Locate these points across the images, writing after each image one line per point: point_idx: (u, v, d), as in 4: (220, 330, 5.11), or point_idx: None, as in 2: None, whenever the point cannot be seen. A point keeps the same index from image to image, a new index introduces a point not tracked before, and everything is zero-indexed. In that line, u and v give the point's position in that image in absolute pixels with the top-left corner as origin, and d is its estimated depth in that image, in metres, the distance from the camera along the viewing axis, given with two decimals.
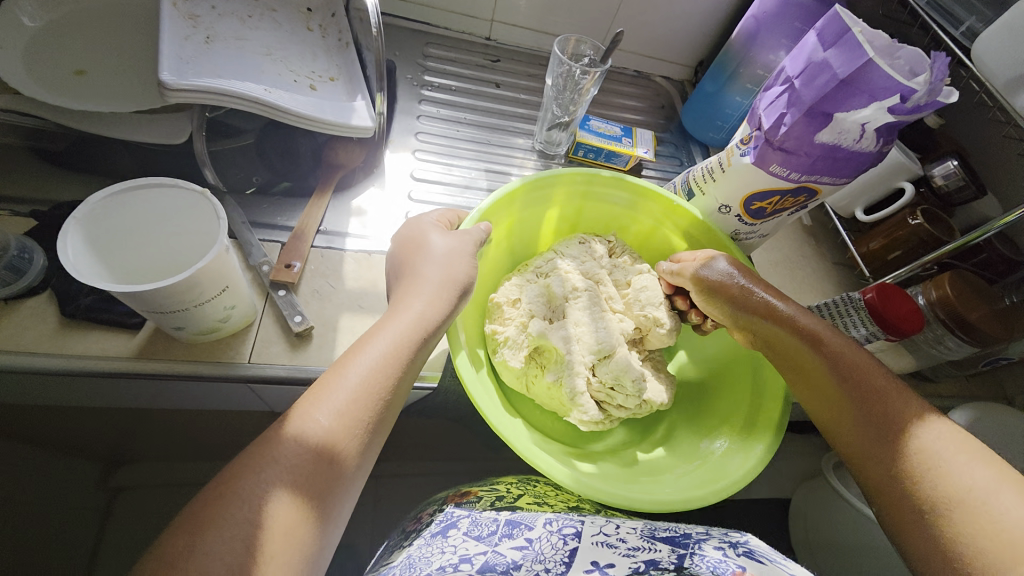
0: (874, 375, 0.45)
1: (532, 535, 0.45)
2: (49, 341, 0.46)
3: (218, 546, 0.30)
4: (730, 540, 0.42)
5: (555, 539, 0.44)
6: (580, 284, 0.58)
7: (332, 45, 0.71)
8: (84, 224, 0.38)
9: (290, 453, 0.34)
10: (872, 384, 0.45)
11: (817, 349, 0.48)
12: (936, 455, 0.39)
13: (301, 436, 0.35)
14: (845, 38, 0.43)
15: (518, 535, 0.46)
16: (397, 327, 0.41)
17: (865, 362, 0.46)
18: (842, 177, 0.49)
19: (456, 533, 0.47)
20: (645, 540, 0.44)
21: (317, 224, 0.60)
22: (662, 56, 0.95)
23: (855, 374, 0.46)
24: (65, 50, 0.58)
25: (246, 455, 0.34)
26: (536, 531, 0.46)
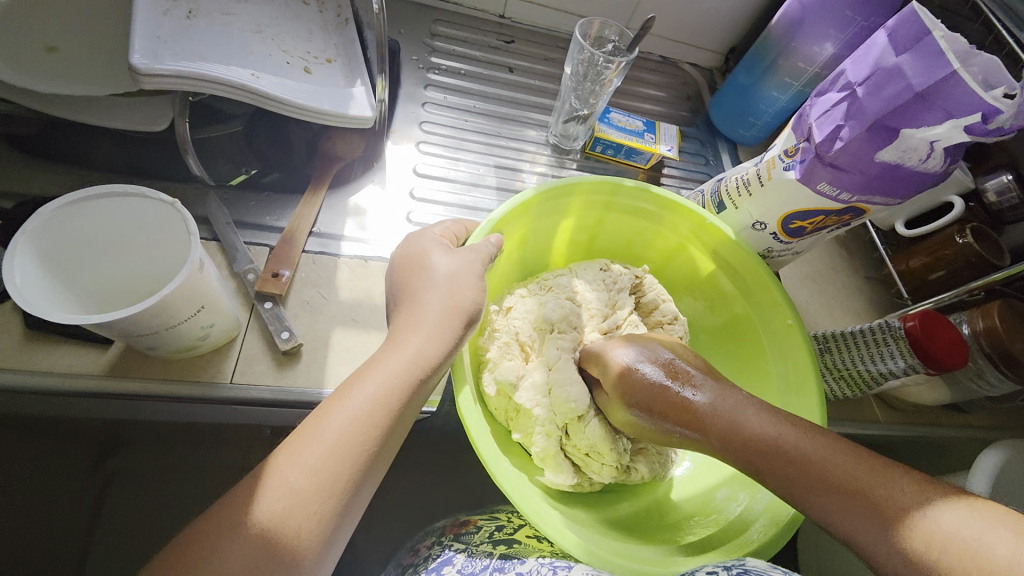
0: (835, 465, 0.36)
1: (522, 570, 0.43)
2: (13, 355, 0.42)
3: None
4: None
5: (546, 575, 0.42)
6: (568, 314, 0.52)
7: (330, 22, 0.64)
8: (37, 241, 0.33)
9: (260, 517, 0.30)
10: (837, 479, 0.35)
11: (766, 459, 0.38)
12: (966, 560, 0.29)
13: (272, 499, 0.31)
14: (923, 43, 0.37)
15: (509, 570, 0.43)
16: (391, 367, 0.37)
17: (816, 452, 0.37)
18: (898, 199, 0.44)
19: (450, 571, 0.44)
20: None
21: (310, 225, 0.55)
22: (691, 41, 0.87)
23: (815, 474, 0.36)
24: (32, 22, 0.52)
25: (208, 518, 0.30)
26: (528, 566, 0.43)
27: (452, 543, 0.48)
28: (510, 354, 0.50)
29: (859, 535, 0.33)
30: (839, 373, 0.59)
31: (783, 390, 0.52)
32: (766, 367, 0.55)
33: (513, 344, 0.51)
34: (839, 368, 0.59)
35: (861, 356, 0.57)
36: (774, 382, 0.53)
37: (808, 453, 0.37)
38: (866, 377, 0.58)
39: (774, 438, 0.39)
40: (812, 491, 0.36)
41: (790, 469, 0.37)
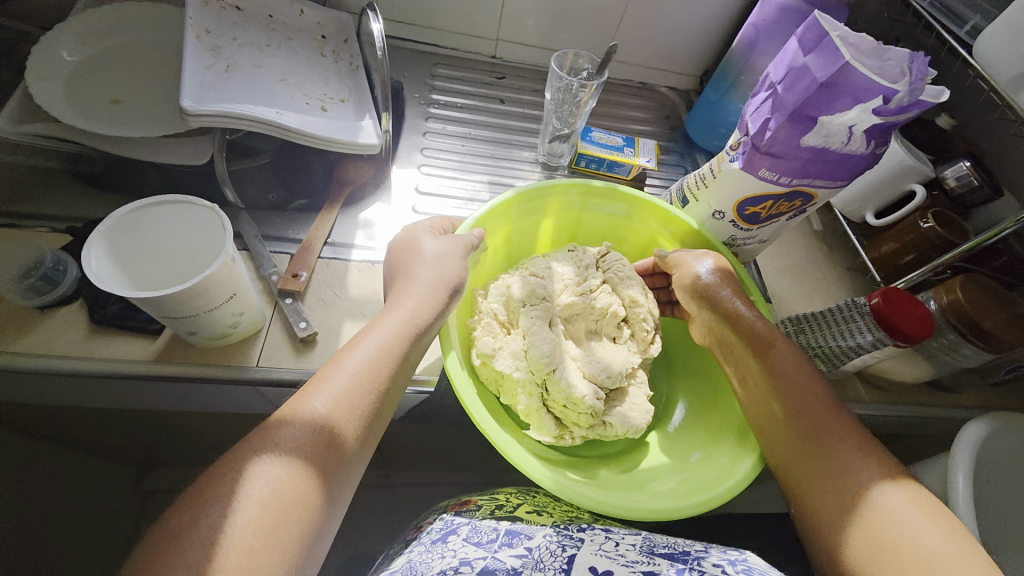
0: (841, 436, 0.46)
1: (531, 544, 0.46)
2: (80, 345, 0.51)
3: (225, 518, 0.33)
4: (729, 558, 0.42)
5: (555, 548, 0.44)
6: (534, 288, 0.57)
7: (344, 69, 0.75)
8: (108, 239, 0.42)
9: (290, 433, 0.38)
10: (836, 448, 0.46)
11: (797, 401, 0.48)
12: (892, 533, 0.41)
13: (299, 419, 0.38)
14: (823, 43, 0.43)
15: (518, 543, 0.45)
16: (391, 323, 0.44)
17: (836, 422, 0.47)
18: (837, 180, 0.49)
19: (455, 539, 0.47)
20: (644, 554, 0.43)
21: (325, 236, 0.64)
22: (667, 67, 0.96)
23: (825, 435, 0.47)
24: (103, 83, 0.64)
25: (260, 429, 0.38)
26: (535, 540, 0.46)
27: (456, 516, 0.52)
28: (497, 323, 0.57)
29: (817, 476, 0.46)
30: (813, 352, 0.63)
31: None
32: None
33: (493, 322, 0.57)
34: (813, 346, 0.62)
35: (830, 333, 0.61)
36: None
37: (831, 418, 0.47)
38: (837, 353, 0.61)
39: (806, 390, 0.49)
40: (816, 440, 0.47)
41: (807, 414, 0.48)
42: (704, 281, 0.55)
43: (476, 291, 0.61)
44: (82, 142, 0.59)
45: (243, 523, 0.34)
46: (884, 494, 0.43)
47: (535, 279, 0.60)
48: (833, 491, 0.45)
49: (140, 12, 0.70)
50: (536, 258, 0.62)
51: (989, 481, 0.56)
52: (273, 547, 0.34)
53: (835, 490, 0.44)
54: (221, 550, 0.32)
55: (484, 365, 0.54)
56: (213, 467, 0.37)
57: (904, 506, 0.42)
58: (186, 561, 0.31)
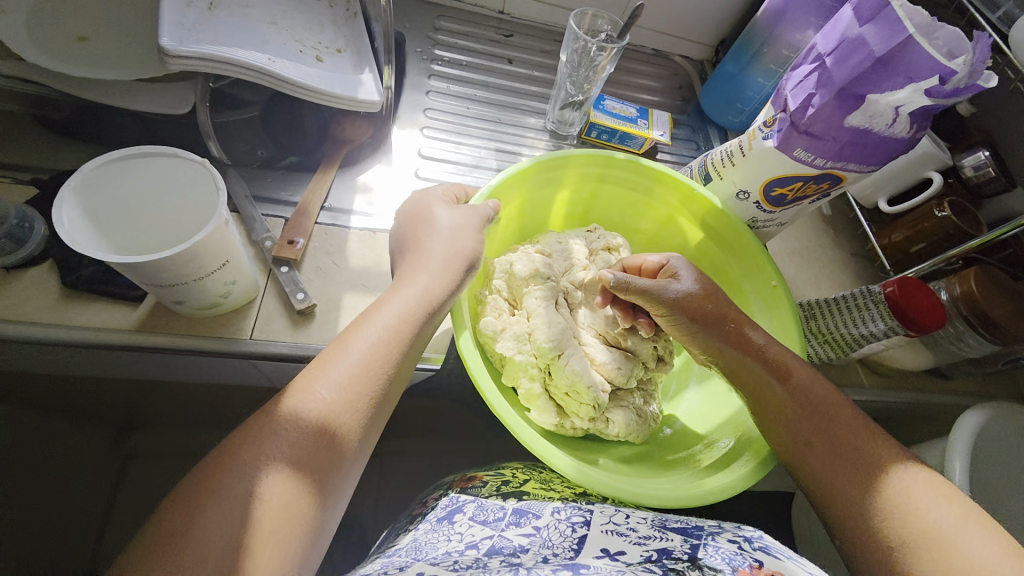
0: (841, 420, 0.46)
1: (539, 524, 0.44)
2: (51, 312, 0.46)
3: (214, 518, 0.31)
4: (744, 535, 0.41)
5: (564, 526, 0.43)
6: (538, 267, 0.55)
7: (340, 15, 0.68)
8: (81, 193, 0.38)
9: (291, 427, 0.35)
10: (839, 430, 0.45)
11: (780, 375, 0.48)
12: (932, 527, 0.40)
13: (300, 411, 0.36)
14: (883, 13, 0.40)
15: (526, 523, 0.45)
16: (402, 301, 0.41)
17: (832, 397, 0.47)
18: (870, 165, 0.47)
19: (462, 518, 0.47)
20: (655, 529, 0.43)
21: (322, 200, 0.59)
22: (684, 34, 0.91)
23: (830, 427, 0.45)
24: (66, 15, 0.57)
25: (252, 421, 0.35)
26: (544, 520, 0.45)
27: (462, 491, 0.51)
28: (508, 299, 0.56)
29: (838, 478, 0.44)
30: (824, 337, 0.62)
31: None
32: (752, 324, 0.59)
33: (501, 300, 0.55)
34: (824, 332, 0.61)
35: (842, 320, 0.60)
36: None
37: (826, 398, 0.47)
38: (848, 340, 0.60)
39: (793, 368, 0.48)
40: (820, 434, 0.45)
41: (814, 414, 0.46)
42: (677, 295, 0.50)
43: (490, 263, 0.58)
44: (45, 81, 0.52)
45: (244, 523, 0.31)
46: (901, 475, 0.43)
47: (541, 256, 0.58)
48: (852, 484, 0.43)
49: None
50: (549, 234, 0.61)
51: (990, 468, 0.57)
52: (274, 545, 0.32)
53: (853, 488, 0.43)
54: (224, 551, 0.30)
55: (486, 346, 0.54)
56: (212, 456, 0.34)
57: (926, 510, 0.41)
58: (186, 562, 0.29)
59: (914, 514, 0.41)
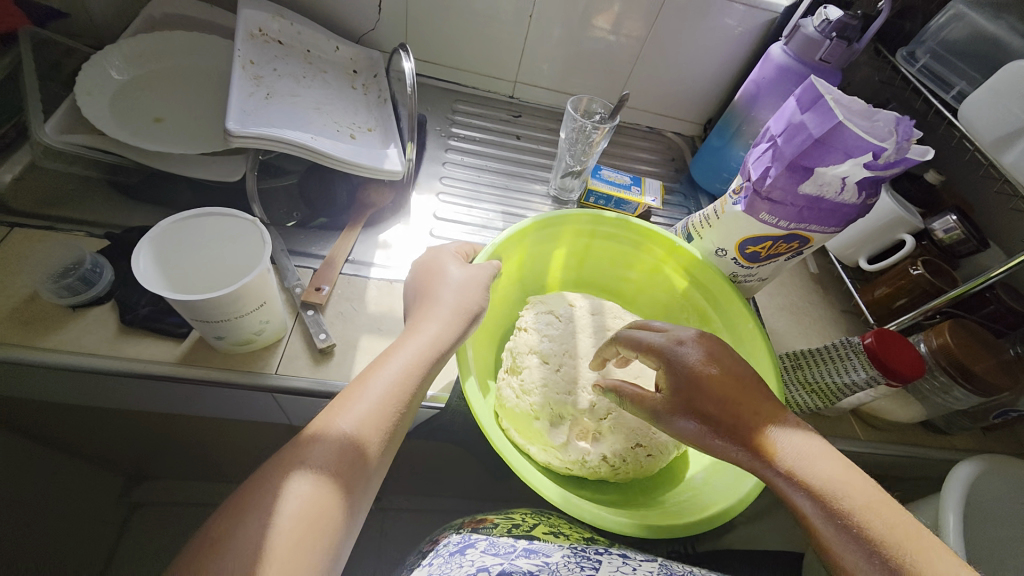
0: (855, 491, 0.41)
1: (549, 559, 0.47)
2: (108, 344, 0.53)
3: (253, 527, 0.36)
4: None
5: (573, 564, 0.46)
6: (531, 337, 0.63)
7: (372, 101, 0.81)
8: (154, 244, 0.46)
9: (318, 453, 0.40)
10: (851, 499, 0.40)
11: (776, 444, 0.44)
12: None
13: (326, 439, 0.40)
14: (819, 104, 0.48)
15: (535, 555, 0.47)
16: (414, 347, 0.47)
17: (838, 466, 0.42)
18: (831, 226, 0.53)
19: (473, 551, 0.48)
20: None
21: (346, 254, 0.67)
22: (674, 114, 1.02)
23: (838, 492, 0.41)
24: (148, 102, 0.70)
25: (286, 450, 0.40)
26: (554, 556, 0.47)
27: (473, 531, 0.53)
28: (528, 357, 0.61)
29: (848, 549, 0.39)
30: (810, 387, 0.64)
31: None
32: None
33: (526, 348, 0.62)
34: (811, 381, 0.64)
35: (828, 370, 0.62)
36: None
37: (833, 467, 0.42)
38: (834, 390, 0.62)
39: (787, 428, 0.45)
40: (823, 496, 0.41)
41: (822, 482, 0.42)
42: (674, 363, 0.48)
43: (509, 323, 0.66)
44: (123, 153, 0.62)
45: (275, 534, 0.36)
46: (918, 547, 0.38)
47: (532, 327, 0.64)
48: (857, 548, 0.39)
49: (187, 40, 0.76)
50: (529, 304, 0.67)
51: (985, 522, 0.57)
52: (299, 558, 0.36)
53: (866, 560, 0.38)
54: (260, 559, 0.34)
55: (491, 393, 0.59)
56: (254, 476, 0.39)
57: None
58: (223, 566, 0.33)
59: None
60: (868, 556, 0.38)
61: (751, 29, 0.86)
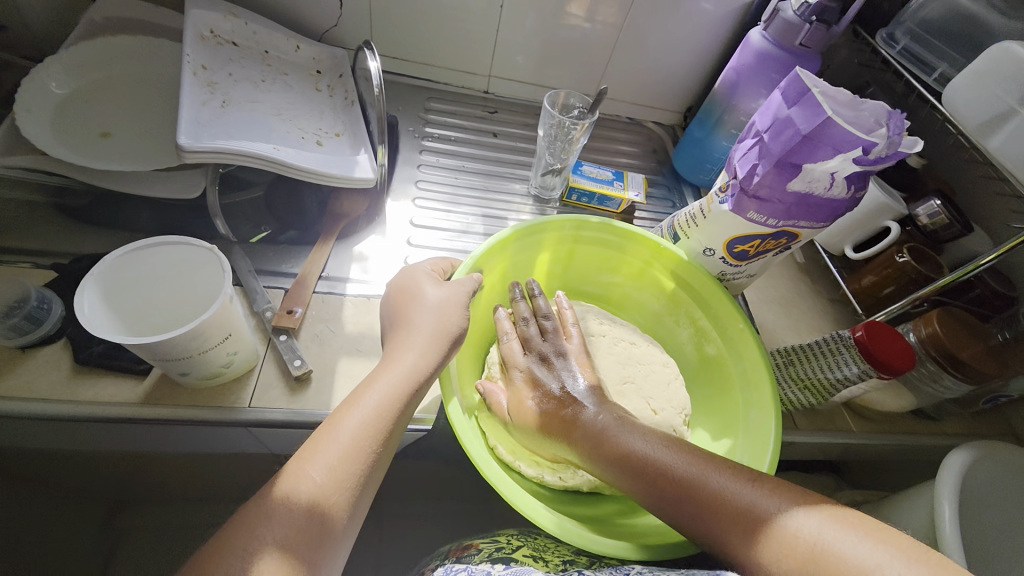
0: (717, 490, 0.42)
1: None
2: (61, 387, 0.49)
3: None
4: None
5: None
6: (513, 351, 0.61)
7: (338, 103, 0.77)
8: (101, 281, 0.42)
9: (284, 510, 0.37)
10: (714, 499, 0.42)
11: (637, 470, 0.46)
12: (819, 552, 0.36)
13: (293, 492, 0.38)
14: (806, 97, 0.46)
15: None
16: (389, 380, 0.44)
17: (695, 468, 0.44)
18: (820, 222, 0.51)
19: None
20: None
21: (319, 271, 0.64)
22: (654, 104, 1.00)
23: (704, 500, 0.42)
24: (94, 116, 0.64)
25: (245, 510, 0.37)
26: None
27: (455, 563, 0.50)
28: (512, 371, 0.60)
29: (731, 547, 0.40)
30: (803, 383, 0.63)
31: (741, 384, 0.60)
32: (728, 366, 0.63)
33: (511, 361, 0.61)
34: (803, 377, 0.63)
35: (820, 365, 0.61)
36: (734, 377, 0.61)
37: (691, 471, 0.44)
38: (827, 385, 0.61)
39: (637, 451, 0.47)
40: (694, 509, 0.42)
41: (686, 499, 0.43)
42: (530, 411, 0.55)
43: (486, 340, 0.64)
44: (68, 173, 0.57)
45: None
46: (770, 508, 0.40)
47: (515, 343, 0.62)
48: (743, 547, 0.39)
49: (133, 46, 0.70)
50: None
51: (981, 512, 0.58)
52: None
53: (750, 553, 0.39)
54: None
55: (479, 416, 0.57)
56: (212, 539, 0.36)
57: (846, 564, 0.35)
58: None
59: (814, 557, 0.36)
60: (744, 545, 0.39)
61: (730, 12, 0.83)
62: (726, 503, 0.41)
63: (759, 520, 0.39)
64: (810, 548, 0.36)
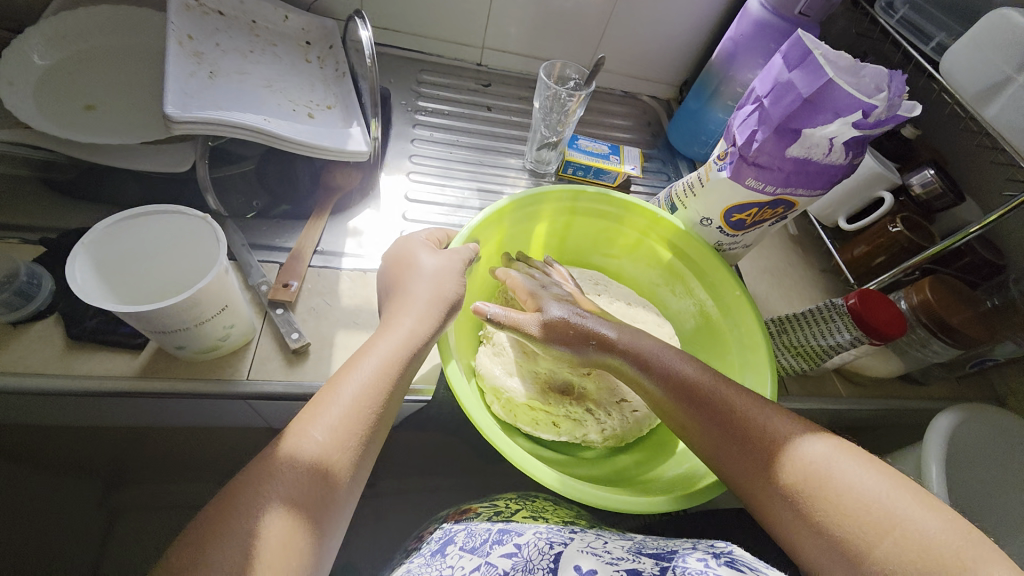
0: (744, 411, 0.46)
1: (520, 542, 0.46)
2: (56, 362, 0.48)
3: (218, 556, 0.33)
4: (714, 552, 0.40)
5: (543, 545, 0.45)
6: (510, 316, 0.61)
7: (329, 75, 0.75)
8: (91, 251, 0.41)
9: (288, 470, 0.37)
10: (740, 417, 0.45)
11: (669, 383, 0.49)
12: (822, 471, 0.41)
13: (296, 451, 0.38)
14: (807, 60, 0.46)
15: (508, 541, 0.46)
16: (388, 344, 0.44)
17: (726, 390, 0.47)
18: (817, 189, 0.51)
19: (452, 549, 0.46)
20: (630, 552, 0.44)
21: (314, 245, 0.63)
22: (651, 77, 0.98)
23: (730, 416, 0.46)
24: (77, 88, 0.62)
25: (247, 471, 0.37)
26: (524, 539, 0.46)
27: (455, 523, 0.52)
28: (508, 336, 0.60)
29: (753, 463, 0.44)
30: (796, 350, 0.64)
31: (738, 349, 0.61)
32: (725, 333, 0.63)
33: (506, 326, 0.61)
34: (795, 345, 0.64)
35: (813, 333, 0.62)
36: (731, 343, 0.62)
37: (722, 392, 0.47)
38: (819, 352, 0.62)
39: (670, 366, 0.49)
40: (718, 422, 0.46)
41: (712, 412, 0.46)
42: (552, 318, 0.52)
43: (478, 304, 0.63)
44: (53, 146, 0.56)
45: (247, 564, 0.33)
46: (785, 432, 0.44)
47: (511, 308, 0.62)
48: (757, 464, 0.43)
49: (115, 14, 0.67)
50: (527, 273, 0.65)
51: (961, 467, 0.60)
52: None
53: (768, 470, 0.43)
54: None
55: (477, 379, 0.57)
56: (216, 498, 0.36)
57: (844, 482, 0.40)
58: None
59: (825, 482, 0.40)
60: (753, 455, 0.44)
61: None
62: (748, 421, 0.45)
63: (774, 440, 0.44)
64: (817, 466, 0.41)
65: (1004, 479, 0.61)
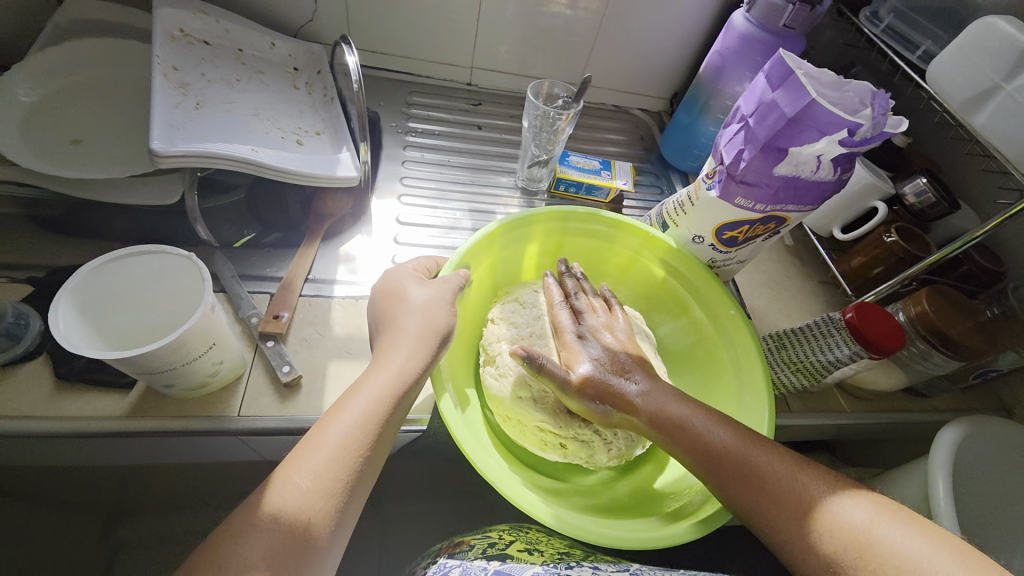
0: (764, 464, 0.44)
1: None
2: (43, 405, 0.48)
3: None
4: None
5: None
6: (506, 333, 0.60)
7: (318, 101, 0.75)
8: (75, 295, 0.41)
9: (271, 521, 0.37)
10: (762, 472, 0.44)
11: (697, 448, 0.46)
12: (855, 530, 0.39)
13: (280, 501, 0.38)
14: (790, 80, 0.45)
15: None
16: (378, 382, 0.44)
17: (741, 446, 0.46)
18: (808, 205, 0.51)
19: None
20: None
21: (305, 272, 0.63)
22: (640, 91, 0.99)
23: (750, 471, 0.44)
24: (67, 124, 0.63)
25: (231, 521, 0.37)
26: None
27: (449, 558, 0.50)
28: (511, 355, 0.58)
29: (789, 509, 0.42)
30: (795, 366, 0.63)
31: (734, 369, 0.60)
32: (721, 354, 0.62)
33: (505, 341, 0.59)
34: (795, 361, 0.63)
35: (811, 349, 0.61)
36: (727, 364, 0.61)
37: (738, 447, 0.46)
38: (818, 368, 0.62)
39: (691, 422, 0.48)
40: (740, 477, 0.44)
41: (732, 469, 0.45)
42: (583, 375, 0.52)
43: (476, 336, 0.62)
44: (38, 184, 0.56)
45: None
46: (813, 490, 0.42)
47: (507, 326, 0.61)
48: (793, 516, 0.42)
49: (103, 49, 0.68)
50: (523, 287, 0.65)
51: (967, 481, 0.59)
52: None
53: (803, 516, 0.41)
54: None
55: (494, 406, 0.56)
56: (199, 550, 0.35)
57: (877, 539, 0.38)
58: None
59: (864, 540, 0.38)
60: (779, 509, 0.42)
61: None
62: (771, 477, 0.43)
63: (802, 496, 0.42)
64: (846, 524, 0.40)
65: (1011, 492, 0.60)
